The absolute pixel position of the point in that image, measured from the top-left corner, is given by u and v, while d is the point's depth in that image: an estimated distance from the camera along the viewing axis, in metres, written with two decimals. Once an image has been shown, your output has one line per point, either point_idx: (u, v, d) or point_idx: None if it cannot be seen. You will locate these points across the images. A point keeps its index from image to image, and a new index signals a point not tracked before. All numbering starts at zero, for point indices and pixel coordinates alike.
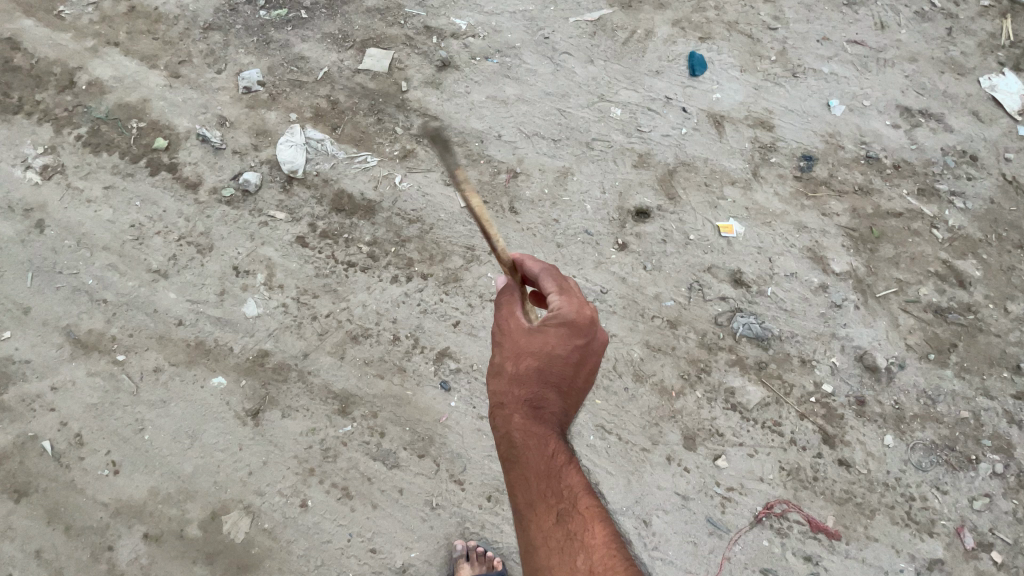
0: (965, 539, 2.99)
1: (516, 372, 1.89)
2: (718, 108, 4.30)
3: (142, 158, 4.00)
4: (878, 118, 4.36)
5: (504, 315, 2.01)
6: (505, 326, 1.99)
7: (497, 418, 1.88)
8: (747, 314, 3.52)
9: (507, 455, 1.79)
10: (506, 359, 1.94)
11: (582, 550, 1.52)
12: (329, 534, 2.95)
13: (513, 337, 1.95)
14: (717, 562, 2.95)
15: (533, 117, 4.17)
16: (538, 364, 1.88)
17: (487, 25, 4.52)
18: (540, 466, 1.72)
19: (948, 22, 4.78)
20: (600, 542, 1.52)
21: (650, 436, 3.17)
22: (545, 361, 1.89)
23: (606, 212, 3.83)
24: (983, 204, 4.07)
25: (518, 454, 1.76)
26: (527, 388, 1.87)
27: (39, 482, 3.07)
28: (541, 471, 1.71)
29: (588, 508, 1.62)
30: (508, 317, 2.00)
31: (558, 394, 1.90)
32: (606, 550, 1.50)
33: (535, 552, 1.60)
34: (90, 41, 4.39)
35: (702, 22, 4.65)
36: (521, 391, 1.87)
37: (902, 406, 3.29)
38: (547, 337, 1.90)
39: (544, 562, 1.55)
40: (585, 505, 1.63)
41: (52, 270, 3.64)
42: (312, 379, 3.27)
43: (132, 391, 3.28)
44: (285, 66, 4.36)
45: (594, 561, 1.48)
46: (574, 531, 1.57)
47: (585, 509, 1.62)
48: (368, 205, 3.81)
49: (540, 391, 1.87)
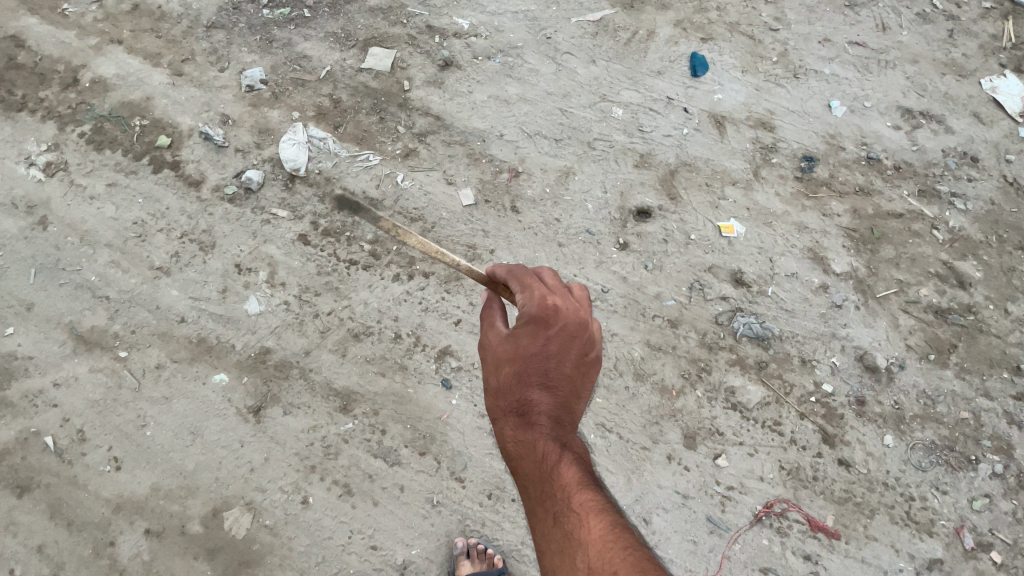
0: (965, 539, 3.00)
1: (500, 383, 1.92)
2: (719, 108, 4.31)
3: (145, 156, 4.01)
4: (879, 120, 4.38)
5: (482, 330, 2.05)
6: (485, 341, 2.03)
7: (498, 431, 1.92)
8: (748, 314, 3.53)
9: (513, 466, 1.81)
10: (489, 373, 1.97)
11: (580, 549, 1.48)
12: (330, 531, 2.96)
13: (492, 349, 1.98)
14: (717, 561, 2.95)
15: (535, 117, 4.18)
16: (515, 369, 1.89)
17: (489, 25, 4.53)
18: (535, 472, 1.72)
19: (950, 24, 4.79)
20: (597, 537, 1.48)
21: (650, 435, 3.18)
22: (523, 363, 1.90)
23: (607, 211, 3.84)
24: (983, 206, 4.08)
25: (517, 464, 1.79)
26: (511, 396, 1.88)
27: (41, 477, 3.09)
28: (536, 476, 1.71)
29: (582, 505, 1.58)
30: (485, 332, 2.04)
31: (545, 389, 1.88)
32: (602, 545, 1.45)
33: (544, 559, 1.59)
34: (94, 39, 4.41)
35: (704, 23, 4.66)
36: (506, 401, 1.89)
37: (901, 406, 3.30)
38: (518, 339, 1.91)
39: (548, 567, 1.53)
40: (580, 502, 1.60)
41: (55, 267, 3.65)
42: (314, 377, 3.28)
43: (134, 388, 3.29)
44: (288, 65, 4.38)
45: (592, 558, 1.43)
46: (571, 531, 1.53)
47: (580, 505, 1.59)
48: (370, 204, 3.83)
49: (524, 393, 1.86)
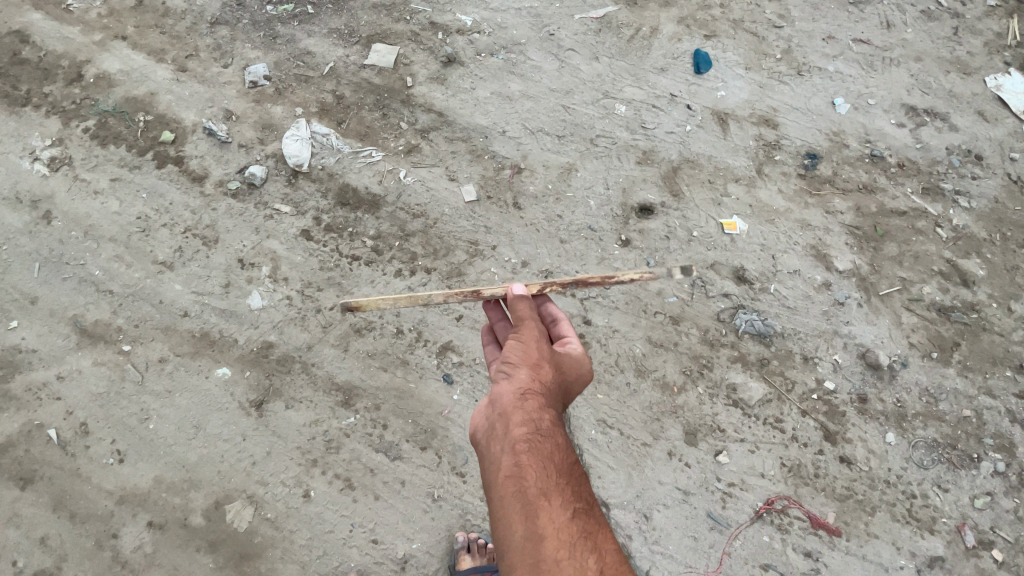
0: (967, 537, 2.98)
1: (546, 374, 2.00)
2: (722, 105, 4.30)
3: (148, 151, 4.03)
4: (883, 117, 4.36)
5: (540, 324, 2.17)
6: (537, 330, 2.11)
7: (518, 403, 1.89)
8: (750, 310, 3.52)
9: (528, 440, 1.79)
10: (544, 357, 2.05)
11: (594, 550, 1.58)
12: (331, 524, 2.95)
13: (546, 344, 2.09)
14: (718, 558, 2.93)
15: (537, 113, 4.18)
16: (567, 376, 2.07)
17: (492, 22, 4.53)
18: (559, 464, 1.77)
19: (954, 22, 4.77)
20: (610, 548, 1.63)
21: (651, 431, 3.18)
22: (572, 377, 2.10)
23: (609, 208, 3.84)
24: (987, 204, 4.06)
25: (541, 445, 1.79)
26: (556, 391, 2.00)
27: (45, 470, 3.11)
28: (560, 468, 1.76)
29: (596, 514, 1.72)
30: (538, 326, 2.14)
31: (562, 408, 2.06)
32: (615, 555, 1.61)
33: (542, 543, 1.56)
34: (98, 35, 4.43)
35: (708, 20, 4.65)
36: (552, 391, 1.99)
37: (904, 404, 3.29)
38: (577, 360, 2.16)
39: (554, 550, 1.54)
40: (594, 512, 1.73)
41: (59, 261, 3.67)
42: (316, 371, 3.29)
43: (137, 381, 3.31)
44: (291, 61, 4.39)
45: (605, 563, 1.57)
46: (587, 531, 1.63)
47: (595, 515, 1.72)
48: (372, 199, 3.84)
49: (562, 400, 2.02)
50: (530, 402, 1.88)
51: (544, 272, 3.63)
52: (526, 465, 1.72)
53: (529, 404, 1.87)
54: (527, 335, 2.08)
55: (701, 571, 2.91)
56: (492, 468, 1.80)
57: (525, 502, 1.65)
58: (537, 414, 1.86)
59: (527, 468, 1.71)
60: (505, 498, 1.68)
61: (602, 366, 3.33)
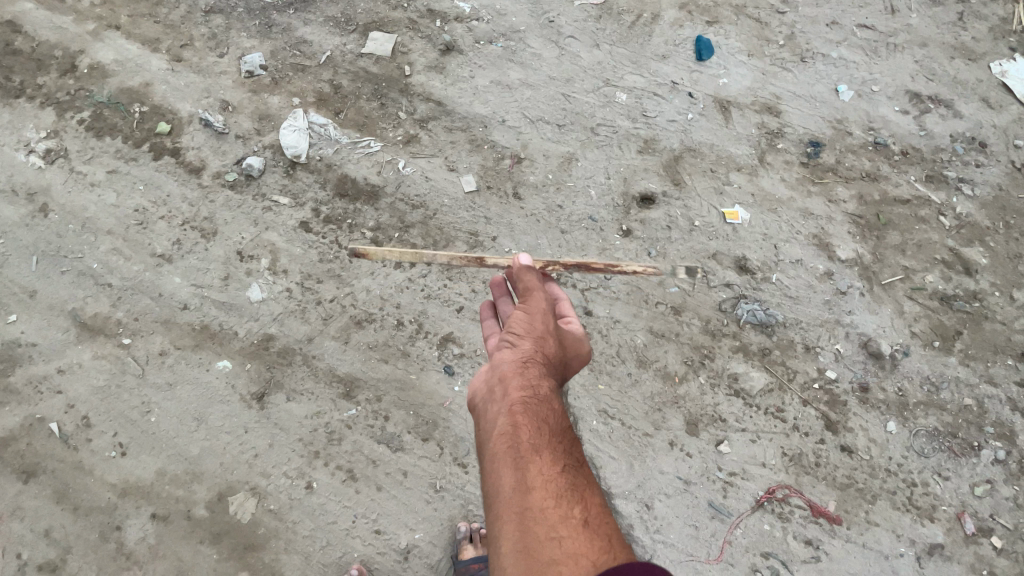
0: (967, 525, 2.99)
1: (549, 349, 2.01)
2: (724, 93, 4.25)
3: (145, 143, 3.99)
4: (887, 105, 4.31)
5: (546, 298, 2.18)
6: (543, 302, 2.11)
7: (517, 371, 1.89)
8: (751, 300, 3.50)
9: (524, 404, 1.79)
10: (547, 331, 2.06)
11: (580, 505, 1.57)
12: (334, 515, 2.95)
13: (551, 318, 2.10)
14: (719, 546, 2.93)
15: (537, 102, 4.14)
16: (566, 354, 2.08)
17: (491, 9, 4.46)
18: (553, 426, 1.77)
19: (960, 7, 4.70)
20: (597, 506, 1.60)
21: (652, 421, 3.18)
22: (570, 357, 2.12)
23: (610, 197, 3.81)
24: (991, 192, 4.03)
25: (536, 408, 1.79)
26: (555, 365, 2.01)
27: (47, 463, 3.11)
28: (555, 431, 1.76)
29: (586, 474, 1.70)
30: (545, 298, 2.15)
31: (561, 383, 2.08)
32: (602, 512, 1.59)
33: (529, 494, 1.56)
34: (92, 24, 4.36)
35: (710, 6, 4.58)
36: (551, 364, 2.00)
37: (905, 393, 3.30)
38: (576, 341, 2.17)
39: (540, 503, 1.54)
40: (585, 472, 1.71)
41: (56, 254, 3.65)
42: (317, 363, 3.29)
43: (138, 374, 3.30)
44: (288, 50, 4.33)
45: (591, 516, 1.55)
46: (575, 487, 1.62)
47: (585, 475, 1.70)
48: (371, 190, 3.80)
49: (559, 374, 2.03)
50: (530, 371, 1.89)
51: (545, 263, 3.61)
52: (520, 424, 1.73)
53: (529, 371, 1.89)
54: (533, 307, 2.10)
55: (703, 560, 2.91)
56: (487, 429, 1.80)
57: (515, 457, 1.64)
58: (535, 381, 1.87)
59: (521, 428, 1.72)
60: (497, 453, 1.69)
61: (603, 357, 3.32)
